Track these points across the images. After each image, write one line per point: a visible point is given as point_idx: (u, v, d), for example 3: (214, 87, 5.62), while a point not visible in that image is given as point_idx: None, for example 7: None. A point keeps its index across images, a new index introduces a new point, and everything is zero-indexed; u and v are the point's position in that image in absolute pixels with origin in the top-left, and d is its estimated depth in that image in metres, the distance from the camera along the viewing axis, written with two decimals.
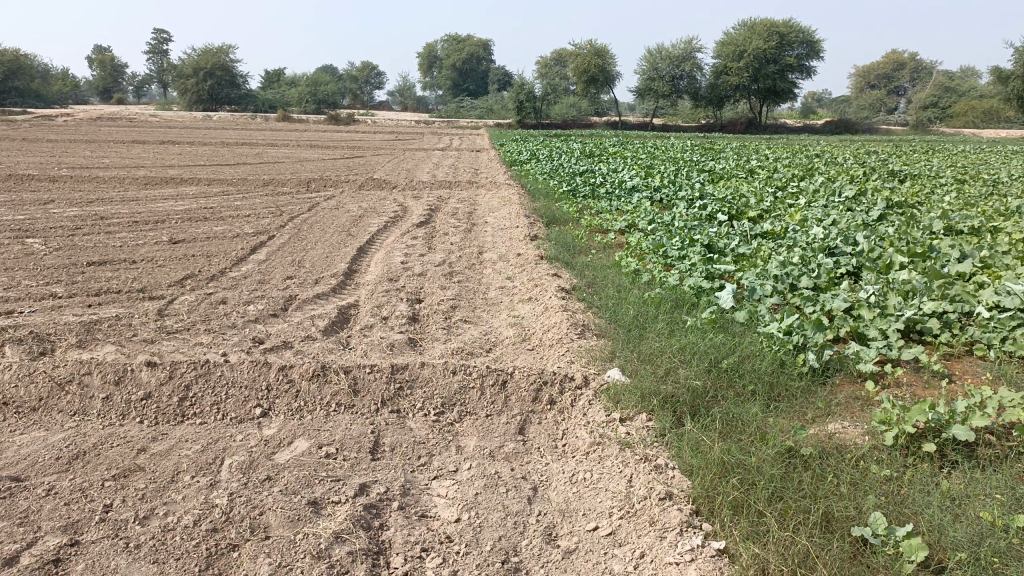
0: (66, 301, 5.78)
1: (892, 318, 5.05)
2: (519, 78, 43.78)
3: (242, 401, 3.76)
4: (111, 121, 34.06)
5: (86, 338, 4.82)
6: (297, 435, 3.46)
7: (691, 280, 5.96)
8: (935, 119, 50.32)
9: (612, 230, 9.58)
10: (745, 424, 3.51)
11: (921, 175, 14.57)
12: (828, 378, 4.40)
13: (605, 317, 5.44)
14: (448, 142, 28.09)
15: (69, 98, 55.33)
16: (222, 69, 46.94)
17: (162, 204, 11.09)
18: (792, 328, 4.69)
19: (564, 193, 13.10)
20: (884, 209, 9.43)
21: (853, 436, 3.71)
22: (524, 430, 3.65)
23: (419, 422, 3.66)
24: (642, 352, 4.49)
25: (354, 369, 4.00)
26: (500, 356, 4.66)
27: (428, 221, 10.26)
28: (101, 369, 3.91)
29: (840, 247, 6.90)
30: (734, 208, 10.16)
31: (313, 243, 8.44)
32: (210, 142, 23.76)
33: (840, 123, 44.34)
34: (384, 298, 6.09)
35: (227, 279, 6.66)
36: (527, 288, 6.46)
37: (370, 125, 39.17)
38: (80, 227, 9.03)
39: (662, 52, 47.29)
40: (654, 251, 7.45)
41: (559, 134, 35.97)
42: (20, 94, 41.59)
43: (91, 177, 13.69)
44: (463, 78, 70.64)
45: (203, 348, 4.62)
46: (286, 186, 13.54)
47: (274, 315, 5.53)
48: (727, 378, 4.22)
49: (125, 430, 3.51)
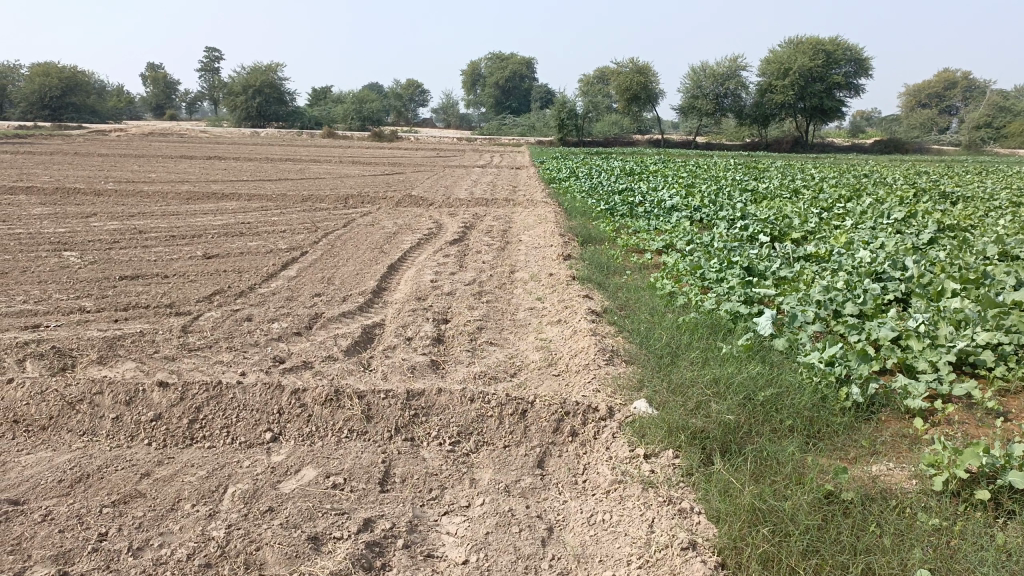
0: (94, 315, 5.76)
1: (943, 350, 4.77)
2: (561, 95, 43.73)
3: (253, 425, 3.64)
4: (162, 136, 34.84)
5: (107, 354, 4.78)
6: (305, 463, 3.32)
7: (728, 305, 5.71)
8: (989, 139, 48.83)
9: (648, 250, 9.35)
10: (780, 464, 3.28)
11: (974, 197, 14.05)
12: (873, 413, 4.15)
13: (636, 342, 5.22)
14: (488, 159, 28.07)
15: (124, 114, 56.88)
16: (270, 87, 47.83)
17: (200, 219, 11.16)
18: (834, 358, 4.43)
19: (602, 211, 12.89)
20: (935, 232, 9.05)
21: (898, 480, 3.46)
22: (543, 464, 3.47)
23: (433, 452, 3.50)
24: (673, 381, 4.27)
25: (368, 394, 3.85)
26: (524, 382, 4.48)
27: (462, 239, 10.14)
28: (112, 389, 3.84)
29: (888, 272, 6.59)
30: (777, 229, 9.85)
31: (344, 260, 8.37)
32: (254, 158, 24.08)
33: (889, 142, 43.29)
34: (410, 318, 5.96)
35: (255, 296, 6.61)
36: (557, 309, 6.28)
37: (413, 142, 39.48)
38: (117, 241, 9.10)
39: (706, 70, 46.80)
40: (691, 273, 7.20)
41: (601, 152, 35.82)
42: (77, 110, 42.81)
43: (135, 191, 13.90)
44: (506, 96, 70.96)
45: (222, 367, 4.53)
46: (324, 202, 13.57)
47: (298, 334, 5.43)
48: (763, 412, 3.98)
49: (132, 453, 3.41)
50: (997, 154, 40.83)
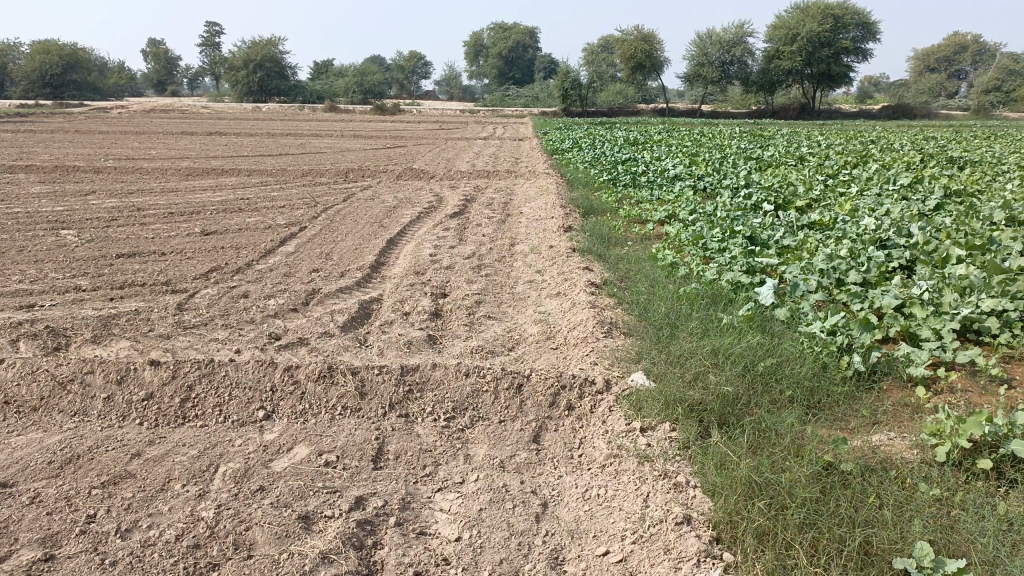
0: (89, 294, 5.73)
1: (947, 317, 4.71)
2: (565, 65, 43.21)
3: (245, 403, 3.61)
4: (163, 113, 34.62)
5: (102, 333, 4.74)
6: (298, 441, 3.29)
7: (729, 275, 5.64)
8: (998, 103, 48.20)
9: (651, 220, 9.24)
10: (779, 436, 3.23)
11: (982, 162, 13.86)
12: (875, 383, 4.10)
13: (636, 314, 5.15)
14: (491, 130, 27.81)
15: (125, 90, 56.45)
16: (271, 61, 47.42)
17: (200, 195, 11.07)
18: (835, 327, 4.36)
19: (605, 182, 12.76)
20: (941, 198, 8.93)
21: (900, 450, 3.41)
22: (539, 438, 3.42)
23: (427, 428, 3.45)
24: (672, 352, 4.21)
25: (362, 370, 3.80)
26: (522, 356, 4.44)
27: (462, 212, 10.04)
28: (104, 368, 3.80)
29: (893, 239, 6.51)
30: (781, 197, 9.74)
31: (343, 235, 8.30)
32: (255, 133, 23.89)
33: (898, 107, 42.75)
34: (407, 293, 5.89)
35: (253, 272, 6.55)
36: (556, 282, 6.21)
37: (415, 114, 39.18)
38: (116, 218, 9.04)
39: (712, 37, 46.15)
40: (692, 243, 7.12)
41: (605, 122, 35.52)
42: (78, 87, 42.50)
43: (135, 168, 13.80)
44: (509, 67, 70.24)
45: (217, 344, 4.50)
46: (324, 176, 13.47)
47: (294, 310, 5.38)
48: (763, 383, 3.93)
49: (123, 433, 3.38)
50: (1006, 118, 40.32)
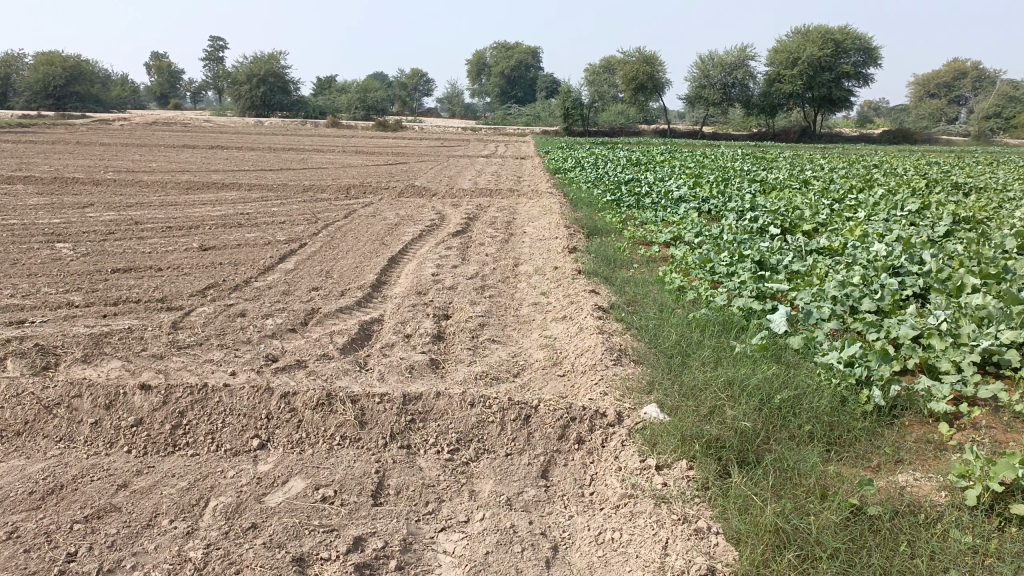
0: (82, 310, 5.57)
1: (966, 349, 4.56)
2: (566, 85, 43.32)
3: (239, 431, 3.43)
4: (165, 125, 34.59)
5: (93, 352, 4.58)
6: (293, 473, 3.11)
7: (740, 301, 5.48)
8: (998, 129, 48.28)
9: (656, 242, 9.11)
10: (802, 477, 3.07)
11: (987, 188, 13.76)
12: (895, 418, 3.94)
13: (645, 341, 4.99)
14: (493, 149, 27.75)
15: (128, 102, 56.53)
16: (274, 76, 47.57)
17: (199, 210, 10.94)
18: (853, 358, 4.20)
19: (608, 202, 12.65)
20: (950, 225, 8.81)
21: (927, 491, 3.25)
22: (547, 474, 3.25)
23: (430, 461, 3.28)
24: (685, 383, 4.04)
25: (362, 398, 3.63)
26: (528, 383, 4.27)
27: (464, 231, 9.91)
28: (92, 392, 3.64)
29: (905, 267, 6.37)
30: (787, 221, 9.61)
31: (344, 252, 8.15)
32: (257, 147, 23.83)
33: (899, 132, 42.82)
34: (409, 314, 5.74)
35: (251, 290, 6.39)
36: (562, 305, 6.06)
37: (417, 131, 39.18)
38: (113, 232, 8.89)
39: (714, 59, 46.28)
40: (699, 266, 6.97)
41: (606, 141, 35.64)
42: (81, 99, 42.57)
43: (135, 181, 13.68)
44: (511, 86, 70.55)
45: (211, 366, 4.34)
46: (325, 192, 13.35)
47: (293, 330, 5.22)
48: (780, 418, 3.76)
49: (110, 462, 3.21)
50: (1006, 144, 40.37)
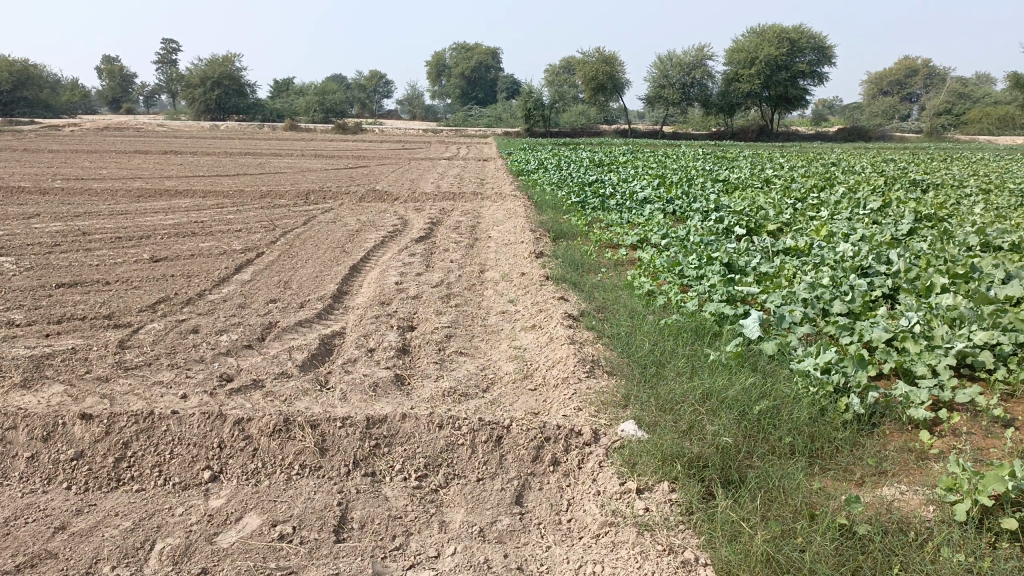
0: (22, 330, 5.25)
1: (941, 352, 4.45)
2: (527, 86, 43.22)
3: (189, 462, 3.19)
4: (117, 130, 33.70)
5: (32, 376, 4.28)
6: (249, 508, 2.89)
7: (712, 306, 5.34)
8: (949, 126, 49.37)
9: (622, 245, 8.98)
10: (788, 495, 2.93)
11: (944, 185, 13.90)
12: (875, 427, 3.82)
13: (618, 350, 4.84)
14: (456, 151, 27.51)
15: (78, 107, 55.14)
16: (229, 78, 46.70)
17: (150, 219, 10.55)
18: (830, 364, 4.08)
19: (573, 204, 12.50)
20: (913, 223, 8.81)
21: (914, 506, 3.12)
22: (522, 499, 3.07)
23: (396, 490, 3.08)
24: (661, 396, 3.90)
25: (322, 422, 3.41)
26: (498, 398, 4.09)
27: (428, 236, 9.70)
28: (28, 423, 3.36)
29: (873, 267, 6.29)
30: (752, 221, 9.55)
31: (303, 261, 7.88)
32: (213, 152, 23.28)
33: (853, 130, 43.53)
34: (372, 326, 5.50)
35: (205, 303, 6.10)
36: (530, 313, 5.88)
37: (378, 134, 38.76)
38: (58, 244, 8.50)
39: (672, 59, 46.59)
40: (668, 270, 6.85)
41: (569, 142, 35.65)
42: (29, 104, 41.32)
43: (84, 189, 13.19)
44: (472, 87, 70.25)
45: (161, 389, 4.08)
46: (283, 198, 13.01)
47: (249, 346, 4.97)
48: (759, 429, 3.64)
49: (48, 501, 2.96)
50: (957, 141, 41.29)
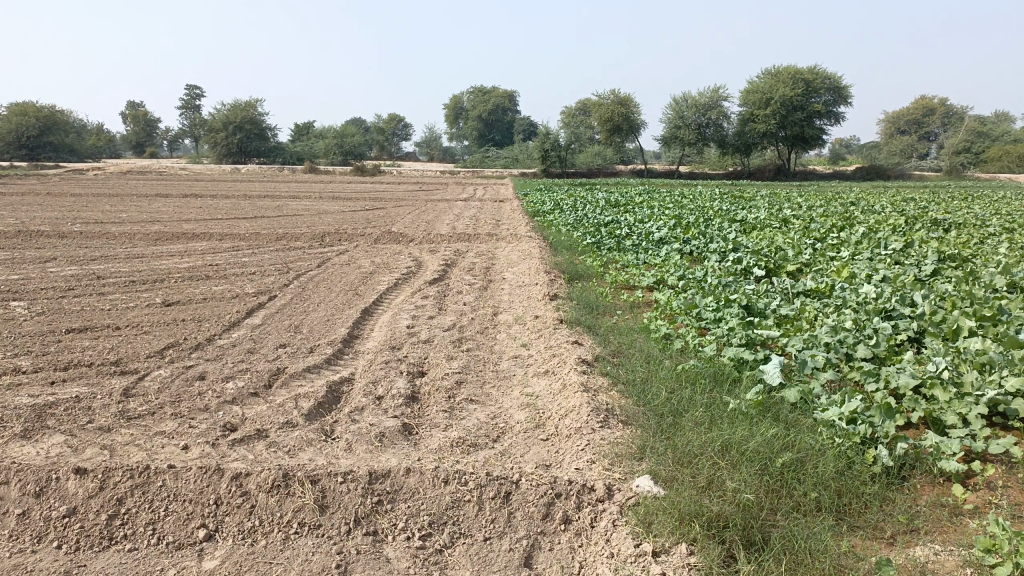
0: (28, 377, 5.18)
1: (972, 400, 4.24)
2: (543, 128, 43.55)
3: (184, 520, 3.07)
4: (141, 174, 34.26)
5: (33, 426, 4.19)
6: (244, 571, 2.75)
7: (731, 351, 5.16)
8: (968, 164, 49.11)
9: (639, 286, 8.83)
10: (813, 559, 2.74)
11: (966, 224, 13.68)
12: (904, 481, 3.62)
13: (633, 398, 4.68)
14: (472, 192, 27.64)
15: (104, 151, 56.25)
16: (251, 122, 47.49)
17: (165, 262, 10.57)
18: (856, 414, 3.89)
19: (589, 245, 12.40)
20: (937, 263, 8.60)
21: (949, 569, 2.90)
22: (531, 560, 2.92)
23: (398, 550, 2.92)
24: (678, 448, 3.73)
25: (323, 476, 3.27)
26: (508, 450, 3.94)
27: (441, 278, 9.62)
28: (21, 477, 3.26)
29: (897, 310, 6.09)
30: (771, 261, 9.38)
31: (315, 305, 7.80)
32: (232, 195, 23.51)
33: (871, 169, 43.37)
34: (381, 372, 5.38)
35: (213, 348, 6.02)
36: (543, 358, 5.74)
37: (395, 176, 39.11)
38: (72, 288, 8.49)
39: (687, 100, 46.77)
40: (685, 312, 6.69)
41: (585, 182, 35.79)
42: (55, 149, 42.16)
43: (102, 233, 13.29)
44: (489, 129, 70.92)
45: (162, 439, 3.97)
46: (299, 240, 13.03)
47: (255, 394, 4.86)
48: (782, 484, 3.45)
49: (36, 561, 2.83)
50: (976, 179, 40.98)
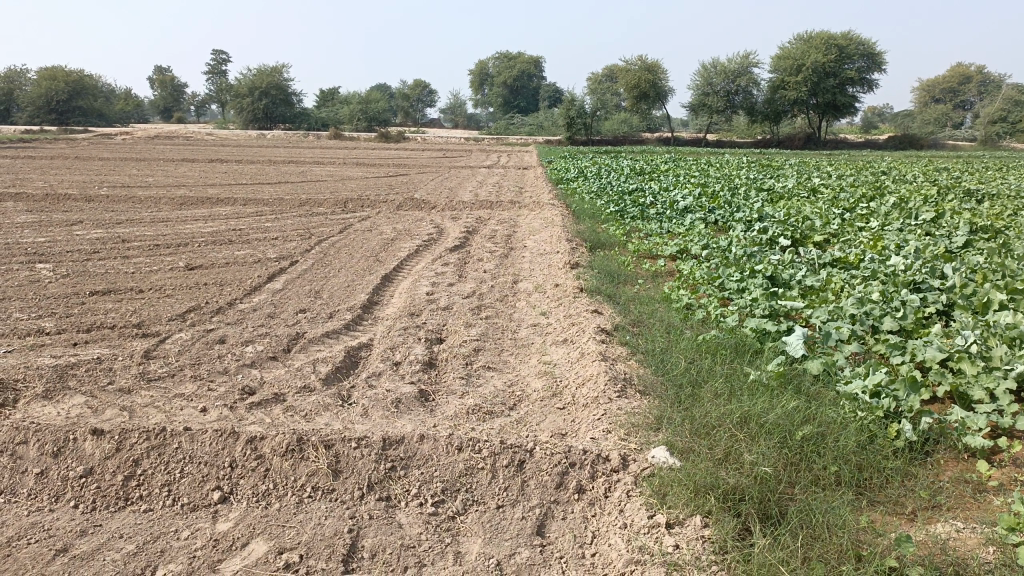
0: (51, 338, 5.23)
1: (999, 374, 4.12)
2: (569, 95, 43.03)
3: (199, 482, 3.08)
4: (168, 139, 34.46)
5: (54, 386, 4.23)
6: (257, 533, 2.77)
7: (753, 322, 5.07)
8: (1005, 134, 47.79)
9: (662, 256, 8.72)
10: (830, 534, 2.69)
11: (1001, 195, 13.32)
12: (927, 456, 3.54)
13: (652, 368, 4.62)
14: (497, 159, 27.45)
15: (132, 116, 56.60)
16: (276, 88, 47.42)
17: (189, 226, 10.61)
18: (879, 388, 3.80)
19: (612, 213, 12.26)
20: (969, 234, 8.38)
21: (971, 546, 2.84)
22: (543, 529, 2.90)
23: (410, 516, 2.92)
24: (695, 419, 3.67)
25: (337, 442, 3.27)
26: (524, 418, 3.91)
27: (462, 245, 9.57)
28: (40, 437, 3.29)
29: (926, 282, 5.94)
30: (798, 231, 9.20)
31: (335, 270, 7.79)
32: (257, 160, 23.55)
33: (904, 138, 42.39)
34: (400, 339, 5.36)
35: (234, 313, 6.04)
36: (562, 327, 5.69)
37: (419, 142, 38.96)
38: (97, 251, 8.57)
39: (716, 67, 46.00)
40: (708, 283, 6.58)
41: (611, 150, 35.41)
42: (84, 113, 42.43)
43: (128, 197, 13.40)
44: (514, 95, 70.20)
45: (181, 401, 4.00)
46: (322, 206, 13.01)
47: (273, 358, 4.87)
48: (801, 458, 3.39)
49: (52, 520, 2.87)
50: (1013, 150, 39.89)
